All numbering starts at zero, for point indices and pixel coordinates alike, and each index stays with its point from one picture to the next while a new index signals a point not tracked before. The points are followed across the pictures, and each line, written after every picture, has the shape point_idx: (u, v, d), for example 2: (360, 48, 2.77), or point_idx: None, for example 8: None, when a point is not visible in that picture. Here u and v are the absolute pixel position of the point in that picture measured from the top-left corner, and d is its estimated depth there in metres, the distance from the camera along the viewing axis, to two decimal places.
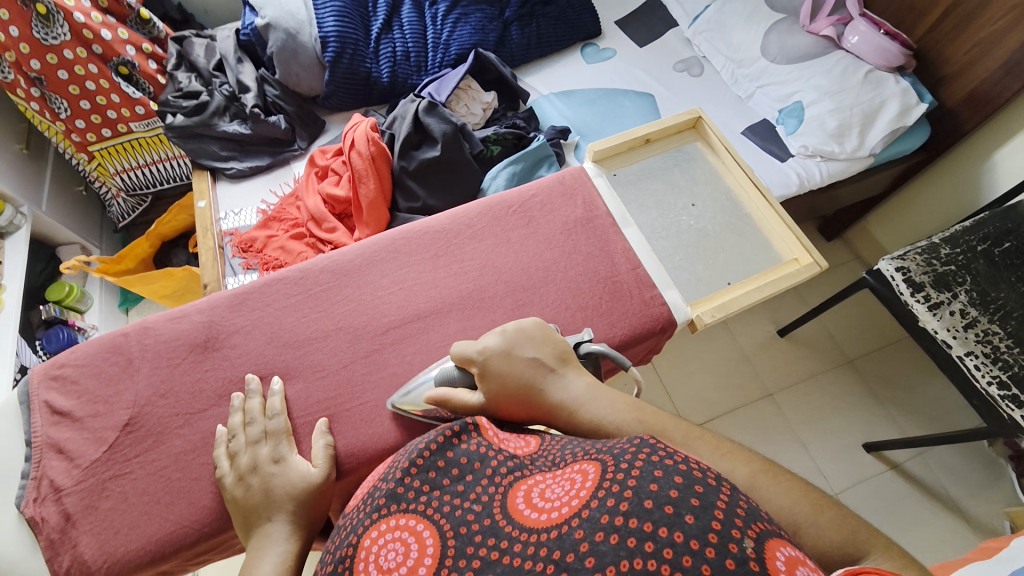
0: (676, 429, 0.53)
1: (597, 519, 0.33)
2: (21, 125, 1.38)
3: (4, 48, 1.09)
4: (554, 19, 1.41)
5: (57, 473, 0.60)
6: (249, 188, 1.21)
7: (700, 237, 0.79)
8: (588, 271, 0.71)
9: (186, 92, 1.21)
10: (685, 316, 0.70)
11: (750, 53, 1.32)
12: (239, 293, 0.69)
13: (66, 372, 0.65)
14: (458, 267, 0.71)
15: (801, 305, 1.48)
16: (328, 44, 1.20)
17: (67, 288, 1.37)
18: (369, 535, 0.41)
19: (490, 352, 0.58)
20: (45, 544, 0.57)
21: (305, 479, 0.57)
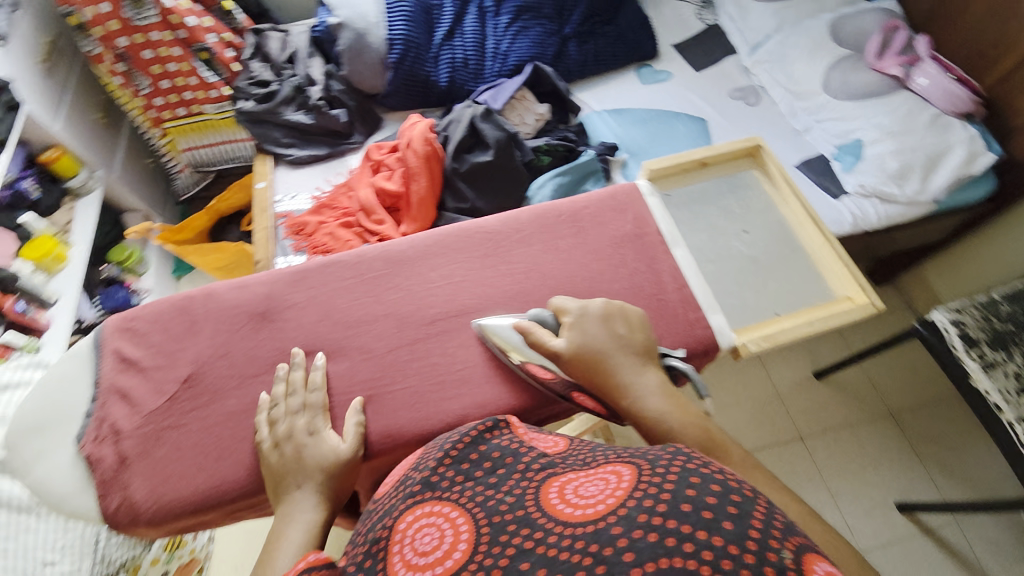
0: (736, 451, 0.53)
1: (635, 517, 0.33)
2: (99, 97, 1.47)
3: (95, 23, 1.18)
4: (612, 39, 1.43)
5: (119, 417, 0.64)
6: (307, 174, 1.27)
7: (751, 264, 0.78)
8: (634, 285, 0.71)
9: (257, 81, 1.27)
10: (729, 343, 0.69)
11: (812, 86, 1.30)
12: (297, 271, 0.72)
13: (137, 325, 0.69)
14: (506, 268, 0.72)
15: (844, 349, 1.43)
16: (395, 47, 1.25)
17: (128, 252, 1.48)
18: (401, 521, 0.43)
19: (589, 312, 0.62)
20: (99, 481, 0.61)
21: (335, 453, 0.59)
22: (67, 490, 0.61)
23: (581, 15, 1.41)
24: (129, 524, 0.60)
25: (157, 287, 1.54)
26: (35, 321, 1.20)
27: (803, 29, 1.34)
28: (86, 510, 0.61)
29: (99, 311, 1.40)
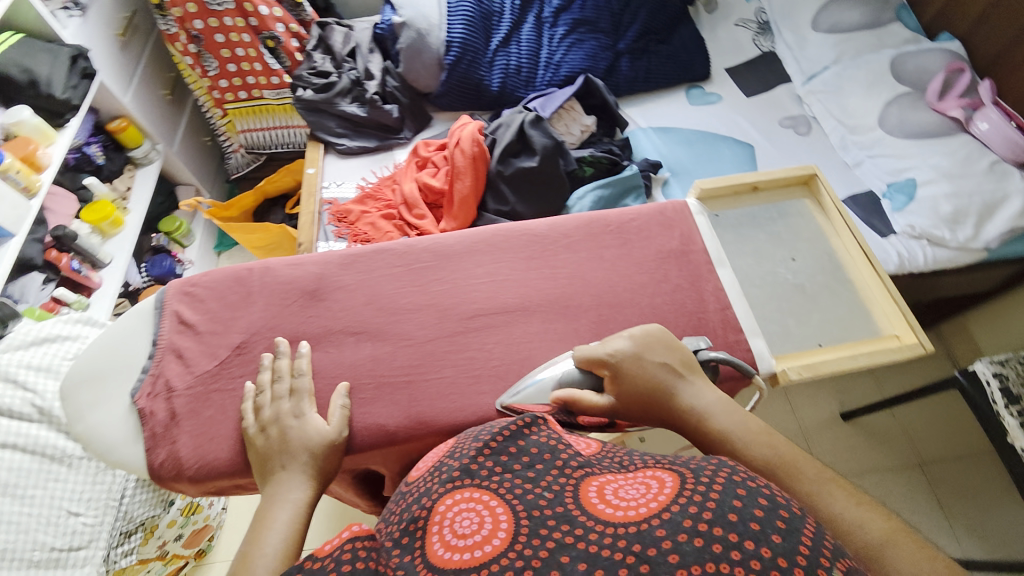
0: (811, 465, 0.54)
1: (680, 522, 0.38)
2: (168, 74, 1.55)
3: (174, 4, 1.25)
4: (665, 58, 1.43)
5: (173, 375, 0.67)
6: (355, 165, 1.31)
7: (796, 292, 0.77)
8: (675, 301, 0.71)
9: (318, 71, 1.32)
10: (767, 368, 0.69)
11: (866, 121, 1.27)
12: (349, 255, 0.75)
13: (197, 291, 0.72)
14: (550, 272, 0.73)
15: (875, 392, 1.38)
16: (452, 48, 1.29)
17: (178, 223, 1.53)
18: (440, 503, 0.45)
19: (623, 354, 0.62)
20: (149, 434, 0.64)
21: (320, 435, 0.61)
22: (117, 439, 0.64)
23: (637, 32, 1.42)
24: (174, 478, 0.63)
25: (199, 260, 1.60)
26: (88, 280, 1.24)
27: (862, 63, 1.32)
28: (132, 461, 0.64)
29: (144, 277, 1.46)
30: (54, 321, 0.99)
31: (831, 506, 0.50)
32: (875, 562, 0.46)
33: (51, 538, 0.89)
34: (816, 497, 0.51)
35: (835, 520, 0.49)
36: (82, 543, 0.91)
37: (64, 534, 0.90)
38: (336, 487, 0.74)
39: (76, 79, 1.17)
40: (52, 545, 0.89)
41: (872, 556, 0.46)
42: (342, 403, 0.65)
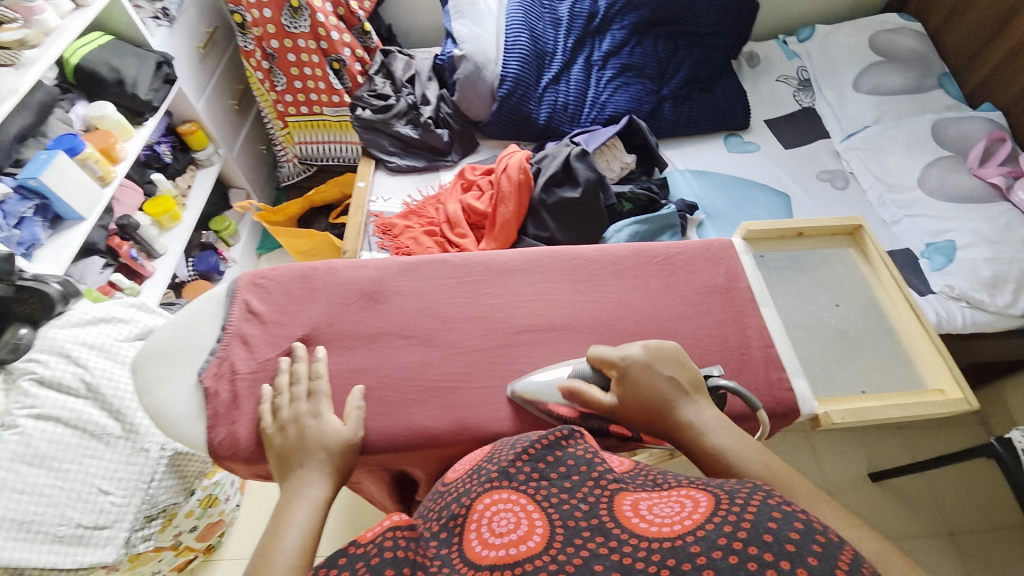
0: (803, 487, 0.56)
1: (715, 539, 0.39)
2: (237, 86, 1.66)
3: (256, 23, 1.37)
4: (707, 106, 1.49)
5: (238, 358, 0.69)
6: (402, 182, 1.38)
7: (840, 337, 0.78)
8: (719, 335, 0.72)
9: (379, 94, 1.41)
10: (809, 410, 0.69)
11: (906, 180, 1.30)
12: (407, 262, 0.78)
13: (266, 283, 0.75)
14: (598, 296, 0.76)
15: (905, 455, 1.34)
16: (505, 82, 1.35)
17: (227, 223, 1.61)
18: (479, 502, 0.50)
19: (633, 360, 0.63)
20: (211, 413, 0.66)
21: (337, 434, 0.62)
22: (181, 414, 0.67)
23: (681, 80, 1.48)
24: (230, 457, 0.65)
25: (242, 259, 1.68)
26: (142, 268, 1.30)
27: (903, 124, 1.36)
28: (193, 437, 0.66)
29: (190, 271, 1.53)
30: (112, 304, 1.03)
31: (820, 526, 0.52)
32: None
33: (78, 514, 0.90)
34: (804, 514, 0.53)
35: None
36: (108, 522, 0.93)
37: (91, 511, 0.91)
38: (369, 485, 0.75)
39: (158, 83, 1.25)
40: (78, 521, 0.90)
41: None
42: (391, 401, 0.68)
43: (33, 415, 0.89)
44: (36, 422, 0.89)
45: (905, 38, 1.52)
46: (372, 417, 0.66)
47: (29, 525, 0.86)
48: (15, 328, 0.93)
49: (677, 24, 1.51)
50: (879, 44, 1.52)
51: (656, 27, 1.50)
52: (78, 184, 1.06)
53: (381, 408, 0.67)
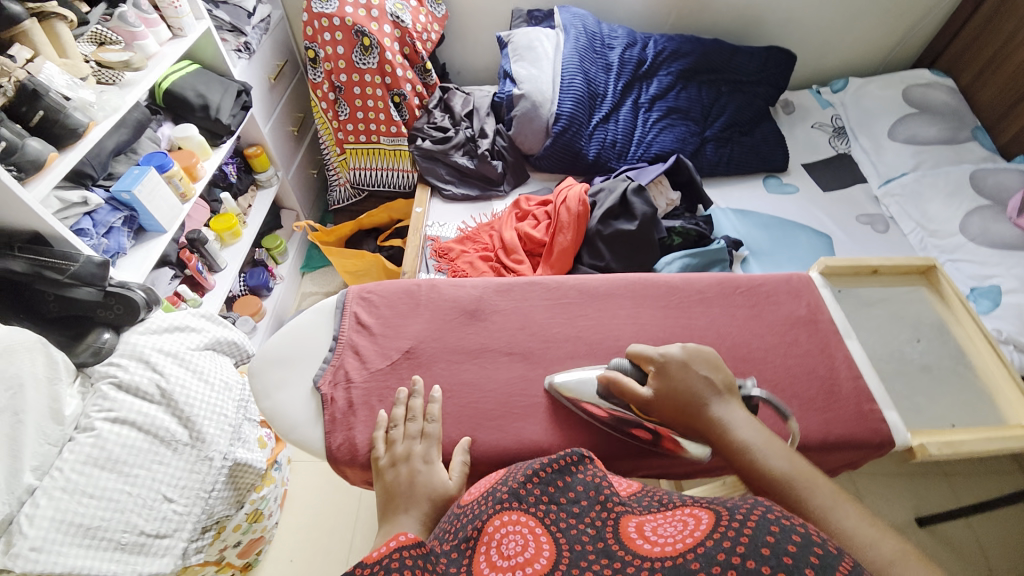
0: (828, 485, 0.56)
1: (714, 556, 0.42)
2: (297, 113, 1.75)
3: (328, 58, 1.45)
4: (748, 148, 1.55)
5: (351, 367, 0.76)
6: (457, 209, 1.44)
7: (924, 372, 0.82)
8: (808, 365, 0.76)
9: (438, 126, 1.50)
10: (903, 442, 0.71)
11: (947, 226, 1.34)
12: (504, 283, 0.85)
13: (373, 296, 0.83)
14: (687, 322, 0.80)
15: (949, 500, 1.32)
16: (560, 119, 1.43)
17: (279, 241, 1.66)
18: (490, 524, 0.53)
19: (670, 358, 0.67)
20: (329, 418, 0.73)
21: (443, 487, 0.64)
22: (299, 418, 0.73)
23: (723, 124, 1.55)
24: (347, 461, 0.70)
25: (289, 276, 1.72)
26: (205, 280, 1.34)
27: (941, 173, 1.42)
28: (314, 440, 0.72)
29: (242, 287, 1.56)
30: (186, 313, 1.06)
31: (836, 520, 0.52)
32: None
33: (143, 521, 0.87)
34: (828, 511, 0.53)
35: (839, 535, 0.51)
36: (168, 531, 0.90)
37: (155, 519, 0.88)
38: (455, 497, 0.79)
39: (236, 109, 1.34)
40: (142, 528, 0.86)
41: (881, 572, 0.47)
42: (500, 415, 0.73)
43: (110, 418, 0.87)
44: (113, 425, 0.87)
45: (938, 93, 1.60)
46: (483, 430, 0.72)
47: (95, 531, 0.82)
48: (99, 332, 0.96)
49: (718, 73, 1.60)
50: (914, 97, 1.60)
51: (699, 75, 1.59)
52: (164, 200, 1.13)
53: (491, 422, 0.73)
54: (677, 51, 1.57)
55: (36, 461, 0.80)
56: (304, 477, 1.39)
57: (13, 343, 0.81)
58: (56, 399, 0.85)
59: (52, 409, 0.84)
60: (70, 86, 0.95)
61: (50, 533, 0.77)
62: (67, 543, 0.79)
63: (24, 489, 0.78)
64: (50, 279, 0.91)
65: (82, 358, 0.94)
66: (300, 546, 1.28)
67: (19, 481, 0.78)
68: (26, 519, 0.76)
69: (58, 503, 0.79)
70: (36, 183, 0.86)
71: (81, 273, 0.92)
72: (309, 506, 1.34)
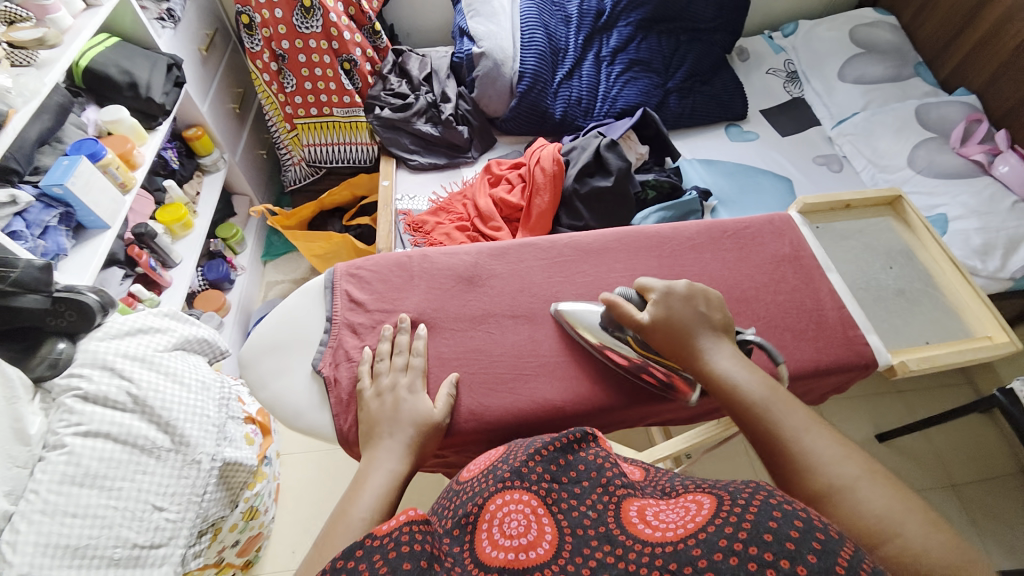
0: (800, 411, 0.59)
1: (715, 542, 0.42)
2: (237, 88, 1.61)
3: (264, 24, 1.32)
4: (709, 97, 1.55)
5: (351, 347, 0.76)
6: (425, 179, 1.39)
7: (898, 296, 0.88)
8: (795, 300, 0.80)
9: (396, 93, 1.42)
10: (886, 360, 0.78)
11: (896, 161, 1.41)
12: (498, 247, 0.86)
13: (362, 273, 0.83)
14: (681, 269, 0.83)
15: (904, 416, 1.45)
16: (524, 78, 1.38)
17: (234, 230, 1.56)
18: (491, 502, 0.54)
19: (674, 291, 0.69)
20: (335, 401, 0.73)
21: (429, 414, 0.68)
22: (304, 406, 0.74)
23: (685, 74, 1.55)
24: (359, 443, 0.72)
25: (250, 267, 1.62)
26: (161, 278, 1.25)
27: (888, 110, 1.49)
28: (321, 424, 0.73)
29: (201, 281, 1.46)
30: (145, 313, 0.96)
31: (807, 442, 0.56)
32: (843, 494, 0.51)
33: (134, 534, 0.81)
34: (798, 434, 0.57)
35: (810, 458, 0.55)
36: (163, 540, 0.84)
37: (147, 530, 0.82)
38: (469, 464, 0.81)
39: (170, 85, 1.21)
40: (134, 541, 0.81)
41: (844, 489, 0.52)
42: (512, 379, 0.76)
43: (80, 432, 0.80)
44: (85, 440, 0.80)
45: (882, 31, 1.65)
46: (495, 394, 0.74)
47: (84, 550, 0.76)
48: (54, 342, 0.87)
49: (676, 21, 1.59)
50: (860, 37, 1.64)
51: (658, 24, 1.57)
52: (100, 191, 1.02)
53: (503, 386, 0.75)
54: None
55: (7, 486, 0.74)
56: (297, 469, 1.36)
57: None
58: (19, 418, 0.78)
59: (15, 430, 0.77)
60: None
61: (35, 558, 0.72)
62: (54, 567, 0.73)
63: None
64: None
65: (36, 372, 0.85)
66: (301, 536, 1.27)
67: None
68: (8, 547, 0.71)
69: (39, 527, 0.74)
70: None
71: (22, 279, 0.84)
72: (305, 497, 1.32)
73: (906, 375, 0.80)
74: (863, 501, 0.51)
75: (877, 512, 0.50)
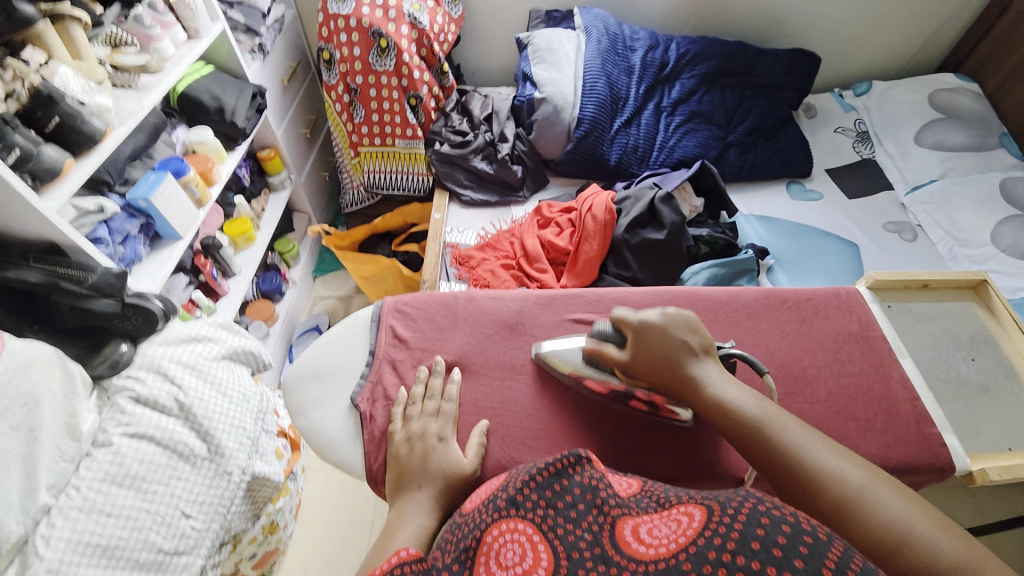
0: (795, 423, 0.61)
1: (705, 555, 0.42)
2: (310, 114, 1.72)
3: (344, 60, 1.41)
4: (771, 153, 1.51)
5: (389, 384, 0.77)
6: (476, 215, 1.42)
7: (982, 393, 0.81)
8: (863, 384, 0.76)
9: (457, 130, 1.47)
10: (965, 467, 0.72)
11: (978, 236, 1.31)
12: (545, 297, 0.87)
13: (408, 309, 0.84)
14: (734, 338, 0.80)
15: (975, 519, 1.29)
16: (582, 124, 1.40)
17: (291, 246, 1.64)
18: (489, 532, 0.53)
19: (650, 323, 0.70)
20: (368, 438, 0.73)
21: (458, 465, 0.67)
22: (338, 438, 0.75)
23: (746, 128, 1.52)
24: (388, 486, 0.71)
25: (301, 281, 1.69)
26: (219, 287, 1.32)
27: (969, 181, 1.40)
28: (352, 459, 0.73)
29: (255, 292, 1.53)
30: (202, 322, 1.01)
31: (811, 456, 0.58)
32: (854, 505, 0.53)
33: (162, 539, 0.81)
34: (799, 449, 0.59)
35: (817, 474, 0.57)
36: (186, 548, 0.84)
37: (173, 536, 0.83)
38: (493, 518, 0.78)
39: (251, 112, 1.31)
40: (160, 546, 0.81)
41: (854, 501, 0.54)
42: (547, 436, 0.74)
43: (129, 432, 0.83)
44: (131, 440, 0.83)
45: (964, 97, 1.57)
46: (529, 451, 0.73)
47: (112, 551, 0.76)
48: (116, 344, 0.92)
49: (742, 76, 1.57)
50: (939, 102, 1.57)
51: (722, 78, 1.56)
52: (180, 206, 1.10)
53: (538, 442, 0.74)
54: (700, 53, 1.54)
55: (51, 480, 0.76)
56: (318, 489, 1.37)
57: (28, 358, 0.78)
58: (72, 415, 0.81)
59: (69, 425, 0.80)
60: (86, 91, 0.92)
61: (65, 555, 0.72)
62: (83, 565, 0.74)
63: (39, 509, 0.74)
64: (67, 291, 0.89)
65: (98, 370, 0.89)
66: (313, 558, 1.26)
67: (34, 501, 0.73)
68: (42, 541, 0.72)
69: (74, 523, 0.74)
70: (52, 193, 0.84)
71: (99, 284, 0.90)
72: (322, 518, 1.32)
73: (987, 485, 0.73)
74: (876, 510, 0.52)
75: (890, 521, 0.51)
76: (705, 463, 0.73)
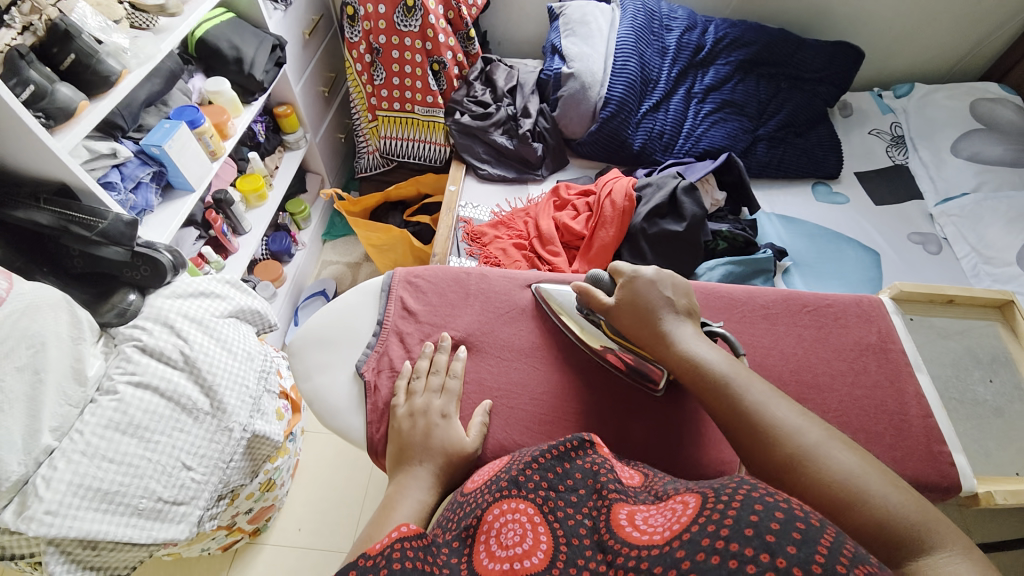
0: (761, 384, 0.60)
1: (698, 542, 0.41)
2: (329, 72, 1.67)
3: (368, 18, 1.36)
4: (801, 151, 1.46)
5: (395, 356, 0.76)
6: (491, 191, 1.39)
7: (996, 416, 0.80)
8: (876, 398, 0.75)
9: (479, 101, 1.43)
10: (970, 488, 0.71)
11: (1004, 254, 1.27)
12: (558, 282, 0.85)
13: (419, 281, 0.83)
14: (749, 340, 0.78)
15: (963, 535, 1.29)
16: (609, 104, 1.35)
17: (303, 207, 1.61)
18: (489, 512, 0.52)
19: (640, 275, 0.71)
20: (372, 409, 0.73)
21: (461, 444, 0.67)
22: (340, 406, 0.75)
23: (778, 123, 1.46)
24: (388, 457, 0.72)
25: (310, 244, 1.68)
26: (229, 242, 1.31)
27: (1003, 197, 1.35)
28: (354, 428, 0.73)
29: (264, 251, 1.52)
30: (210, 278, 1.00)
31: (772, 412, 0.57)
32: (807, 460, 0.53)
33: (161, 488, 0.83)
34: (761, 406, 0.58)
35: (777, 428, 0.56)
36: (185, 498, 0.86)
37: (173, 486, 0.84)
38: None
39: (270, 65, 1.27)
40: (160, 495, 0.83)
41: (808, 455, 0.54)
42: (550, 421, 0.74)
43: (133, 381, 0.84)
44: (135, 389, 0.83)
45: (1009, 109, 1.50)
46: (531, 434, 0.73)
47: (113, 496, 0.78)
48: (125, 293, 0.94)
49: (780, 66, 1.50)
50: (980, 112, 1.51)
51: (759, 67, 1.49)
52: (194, 156, 1.08)
53: (541, 427, 0.73)
54: (739, 39, 1.47)
55: (55, 422, 0.77)
56: (317, 450, 1.39)
57: (35, 300, 0.78)
58: (79, 358, 0.81)
59: (75, 369, 0.81)
60: (103, 28, 0.91)
61: (66, 497, 0.74)
62: (83, 507, 0.75)
63: (42, 450, 0.75)
64: (76, 235, 0.88)
65: (105, 318, 0.91)
66: (309, 516, 1.29)
67: (37, 441, 0.74)
68: (43, 482, 0.73)
69: (76, 466, 0.76)
70: (64, 133, 0.82)
71: (109, 231, 0.89)
72: (319, 479, 1.35)
73: (989, 508, 0.72)
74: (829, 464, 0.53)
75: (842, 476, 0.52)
76: (709, 470, 0.71)
